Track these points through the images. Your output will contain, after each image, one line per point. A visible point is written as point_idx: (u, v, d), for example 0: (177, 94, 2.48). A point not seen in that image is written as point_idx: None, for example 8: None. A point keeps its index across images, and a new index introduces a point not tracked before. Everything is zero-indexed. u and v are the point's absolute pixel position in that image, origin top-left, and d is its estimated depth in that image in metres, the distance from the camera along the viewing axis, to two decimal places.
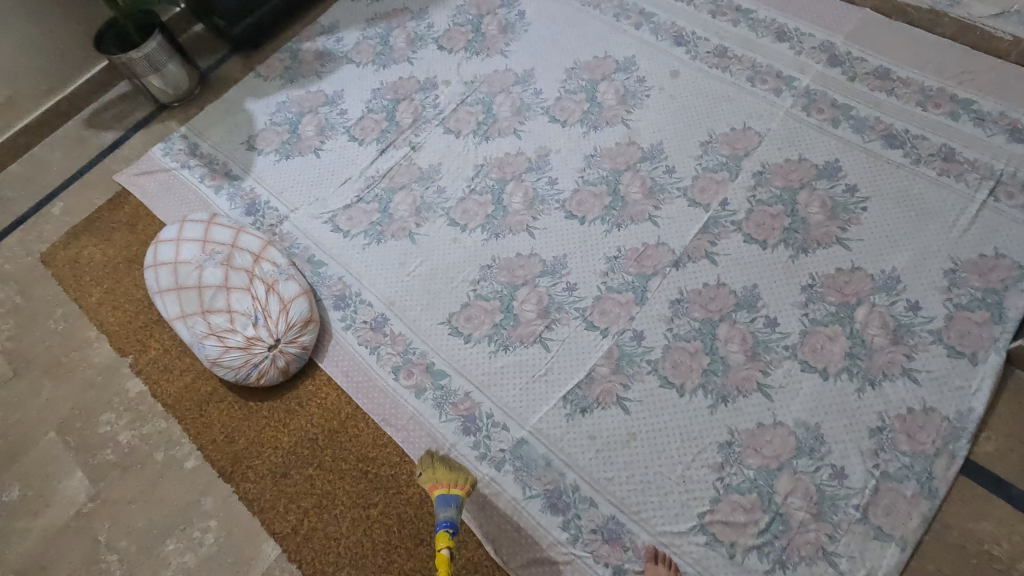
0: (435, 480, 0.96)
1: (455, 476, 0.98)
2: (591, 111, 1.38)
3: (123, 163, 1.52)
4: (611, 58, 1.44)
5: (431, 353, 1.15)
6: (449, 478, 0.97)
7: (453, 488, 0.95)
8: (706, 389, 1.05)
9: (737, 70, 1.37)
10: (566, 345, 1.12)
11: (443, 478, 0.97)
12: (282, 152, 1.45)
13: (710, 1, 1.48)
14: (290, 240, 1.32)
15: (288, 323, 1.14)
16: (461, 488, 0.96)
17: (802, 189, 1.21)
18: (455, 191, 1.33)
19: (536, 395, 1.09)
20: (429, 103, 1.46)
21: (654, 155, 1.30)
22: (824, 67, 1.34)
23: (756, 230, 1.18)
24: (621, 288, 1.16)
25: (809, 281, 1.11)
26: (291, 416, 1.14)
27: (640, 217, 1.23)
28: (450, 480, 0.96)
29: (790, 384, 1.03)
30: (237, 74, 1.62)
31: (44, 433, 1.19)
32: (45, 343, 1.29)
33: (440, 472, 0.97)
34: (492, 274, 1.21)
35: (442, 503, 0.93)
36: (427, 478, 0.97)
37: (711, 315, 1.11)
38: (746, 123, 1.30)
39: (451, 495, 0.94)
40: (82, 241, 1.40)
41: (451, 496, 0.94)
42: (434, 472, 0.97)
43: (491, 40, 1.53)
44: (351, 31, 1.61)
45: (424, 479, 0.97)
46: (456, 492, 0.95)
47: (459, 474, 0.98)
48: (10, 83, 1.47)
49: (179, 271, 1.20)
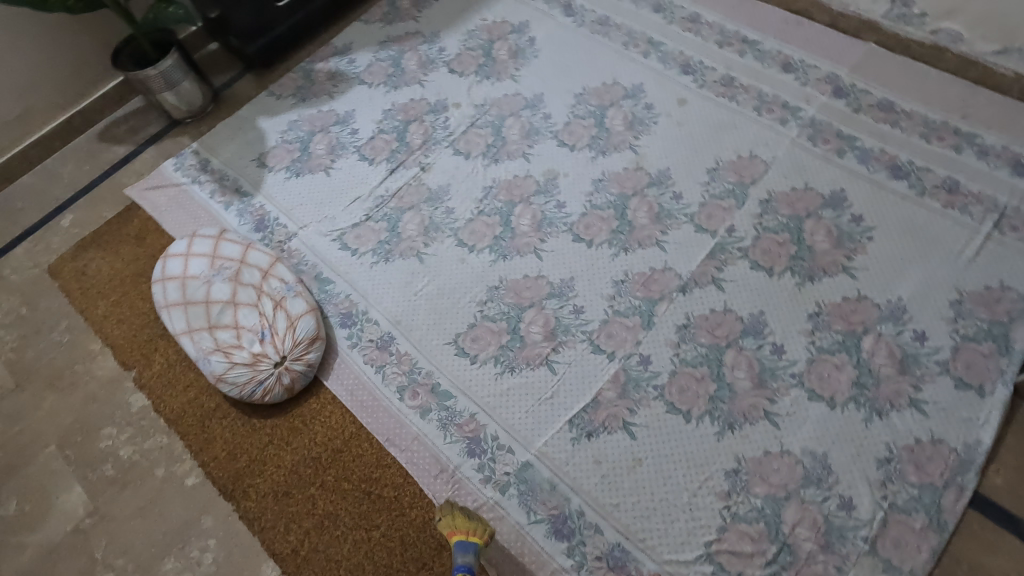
0: (454, 526, 0.94)
1: (473, 523, 0.96)
2: (599, 136, 1.40)
3: (134, 177, 1.53)
4: (619, 85, 1.47)
5: (436, 373, 1.15)
6: (467, 525, 0.95)
7: (471, 536, 0.93)
8: (713, 415, 1.04)
9: (744, 99, 1.40)
10: (572, 368, 1.12)
11: (462, 524, 0.95)
12: (293, 170, 1.46)
13: (717, 32, 1.51)
14: (298, 257, 1.33)
15: (294, 340, 1.14)
16: (479, 536, 0.94)
17: (808, 218, 1.22)
18: (464, 212, 1.34)
19: (542, 418, 1.08)
20: (440, 125, 1.48)
21: (661, 181, 1.31)
22: (829, 98, 1.36)
23: (763, 256, 1.19)
24: (628, 312, 1.16)
25: (816, 308, 1.12)
26: (295, 434, 1.13)
27: (648, 242, 1.24)
28: (469, 526, 0.95)
29: (797, 412, 1.03)
30: (250, 93, 1.64)
31: (44, 447, 1.18)
32: (49, 355, 1.29)
33: (459, 519, 0.96)
34: (499, 295, 1.22)
35: (459, 549, 0.91)
36: (445, 523, 0.95)
37: (717, 341, 1.11)
38: (753, 151, 1.32)
39: (469, 541, 0.93)
40: (90, 254, 1.40)
41: (469, 542, 0.92)
42: (452, 518, 0.96)
43: (501, 64, 1.56)
44: (364, 53, 1.64)
45: (442, 524, 0.95)
46: (474, 539, 0.93)
47: (477, 522, 0.96)
48: (25, 96, 1.49)
49: (187, 286, 1.20)
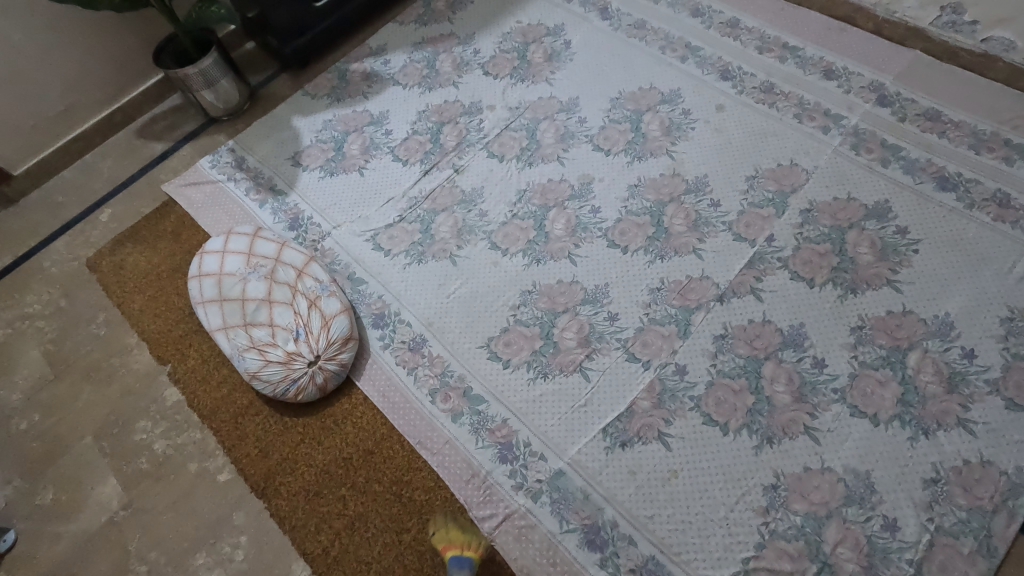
0: (449, 540, 0.98)
1: (468, 536, 0.99)
2: (635, 141, 1.38)
3: (171, 173, 1.55)
4: (656, 90, 1.45)
5: (469, 377, 1.14)
6: (462, 539, 0.99)
7: (466, 550, 0.97)
8: (751, 428, 1.02)
9: (784, 106, 1.37)
10: (606, 375, 1.11)
11: (458, 538, 0.98)
12: (326, 169, 1.47)
13: (757, 37, 1.48)
14: (331, 256, 1.33)
15: (328, 340, 1.14)
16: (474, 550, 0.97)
17: (850, 229, 1.19)
18: (498, 215, 1.33)
19: (575, 425, 1.07)
20: (474, 127, 1.47)
21: (699, 188, 1.29)
22: (873, 107, 1.33)
23: (804, 267, 1.16)
24: (663, 320, 1.15)
25: (858, 322, 1.09)
26: (326, 434, 1.13)
27: (684, 249, 1.22)
28: (463, 541, 0.98)
29: (839, 428, 1.00)
30: (286, 92, 1.65)
31: (81, 438, 1.20)
32: (86, 347, 1.31)
33: (453, 533, 0.99)
34: (533, 300, 1.21)
35: (454, 564, 0.95)
36: (440, 538, 0.99)
37: (756, 352, 1.09)
38: (794, 159, 1.29)
39: (464, 555, 0.96)
40: (127, 248, 1.42)
41: (464, 557, 0.95)
42: (447, 532, 1.00)
43: (536, 67, 1.55)
44: (399, 54, 1.64)
45: (438, 538, 0.99)
46: (469, 553, 0.96)
47: (472, 536, 0.99)
48: (69, 93, 1.52)
49: (223, 283, 1.21)
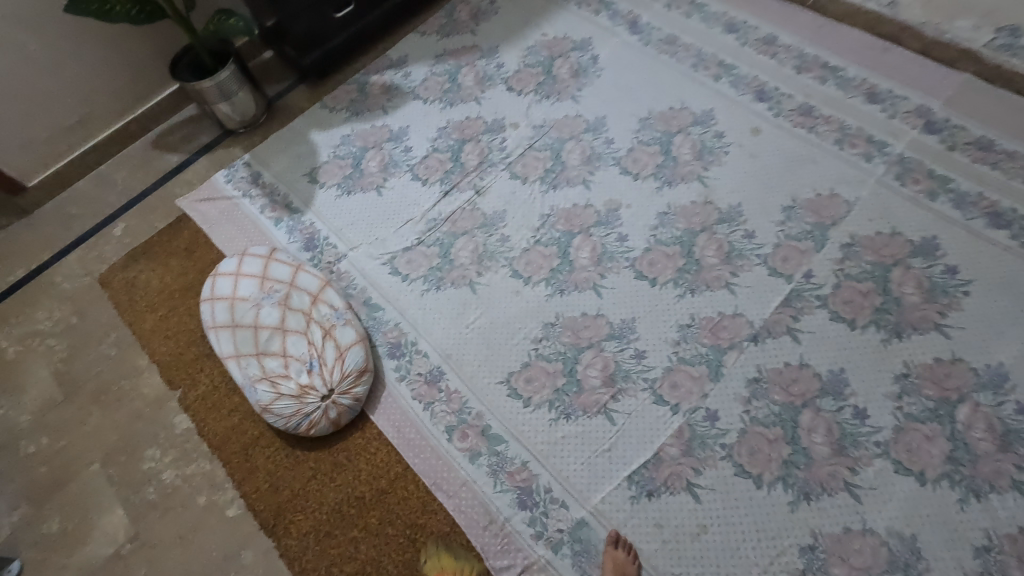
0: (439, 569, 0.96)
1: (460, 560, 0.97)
2: (665, 165, 1.32)
3: (185, 187, 1.51)
4: (688, 110, 1.38)
5: (487, 414, 1.10)
6: (454, 565, 0.96)
7: None
8: (786, 482, 0.97)
9: (824, 130, 1.30)
10: (632, 419, 1.05)
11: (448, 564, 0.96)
12: (343, 187, 1.42)
13: (796, 56, 1.41)
14: (347, 280, 1.29)
15: (342, 373, 1.09)
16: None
17: (895, 266, 1.12)
18: (520, 240, 1.28)
19: (599, 472, 1.02)
20: (496, 145, 1.42)
21: (732, 217, 1.23)
22: (920, 134, 1.26)
23: (844, 307, 1.10)
24: (693, 360, 1.09)
25: (903, 369, 1.03)
26: (339, 470, 1.09)
27: (716, 283, 1.16)
28: (455, 567, 0.96)
29: (881, 486, 0.94)
30: (303, 104, 1.61)
31: (88, 464, 1.17)
32: (96, 368, 1.28)
33: (445, 559, 0.97)
34: (555, 333, 1.16)
35: None
36: (431, 566, 0.97)
37: (792, 399, 1.03)
38: (834, 189, 1.22)
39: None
40: (139, 264, 1.39)
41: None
42: (438, 559, 0.97)
43: (562, 83, 1.49)
44: (420, 67, 1.59)
45: (429, 566, 0.97)
46: None
47: (464, 562, 0.97)
48: (85, 103, 1.50)
49: (235, 308, 1.17)
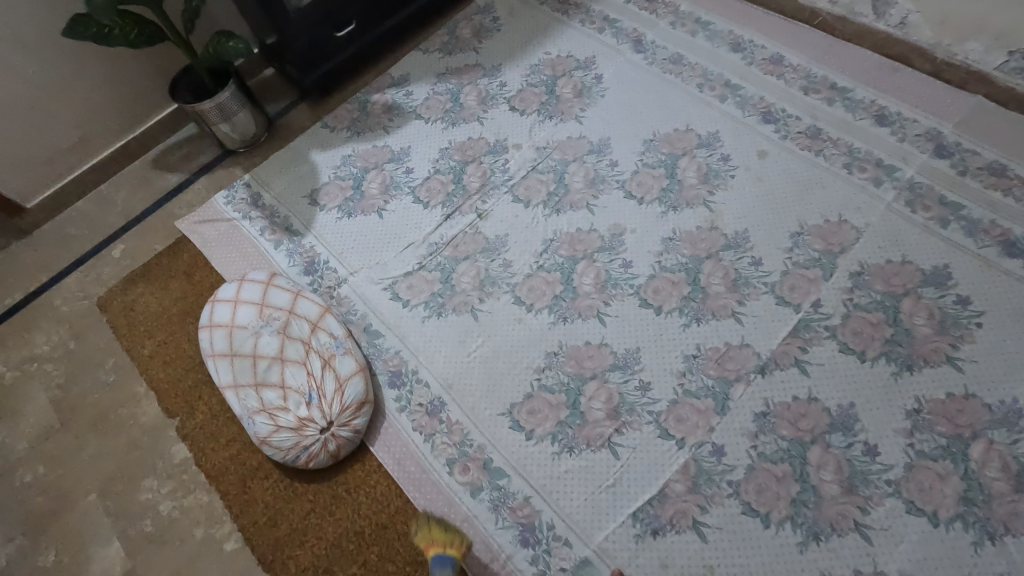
0: (429, 539, 0.96)
1: (450, 534, 0.98)
2: (670, 189, 1.30)
3: (185, 207, 1.50)
4: (693, 132, 1.36)
5: (489, 447, 1.08)
6: (444, 537, 0.97)
7: (448, 549, 0.96)
8: (795, 521, 0.95)
9: (833, 154, 1.28)
10: (637, 453, 1.03)
11: (438, 536, 0.97)
12: (344, 209, 1.41)
13: (803, 76, 1.39)
14: (347, 305, 1.27)
15: (342, 405, 1.08)
16: (456, 549, 0.96)
17: (906, 296, 1.10)
18: (523, 266, 1.26)
19: (603, 509, 1.00)
20: (498, 167, 1.40)
21: (738, 243, 1.21)
22: (930, 158, 1.23)
23: (854, 338, 1.08)
24: (699, 393, 1.07)
25: (915, 405, 1.00)
26: (338, 503, 1.07)
27: (723, 312, 1.14)
28: (446, 539, 0.97)
29: (893, 526, 0.92)
30: (304, 122, 1.60)
31: (85, 494, 1.15)
32: (94, 395, 1.26)
33: (435, 531, 0.98)
34: (559, 363, 1.14)
35: (437, 563, 0.94)
36: (422, 537, 0.97)
37: (801, 435, 1.01)
38: (842, 215, 1.20)
39: (447, 554, 0.95)
40: (138, 288, 1.38)
41: (440, 560, 0.94)
42: (429, 530, 0.98)
43: (565, 103, 1.47)
44: (422, 85, 1.58)
45: (419, 537, 0.97)
46: (451, 552, 0.95)
47: (454, 534, 0.98)
48: (84, 123, 1.48)
49: (234, 336, 1.16)
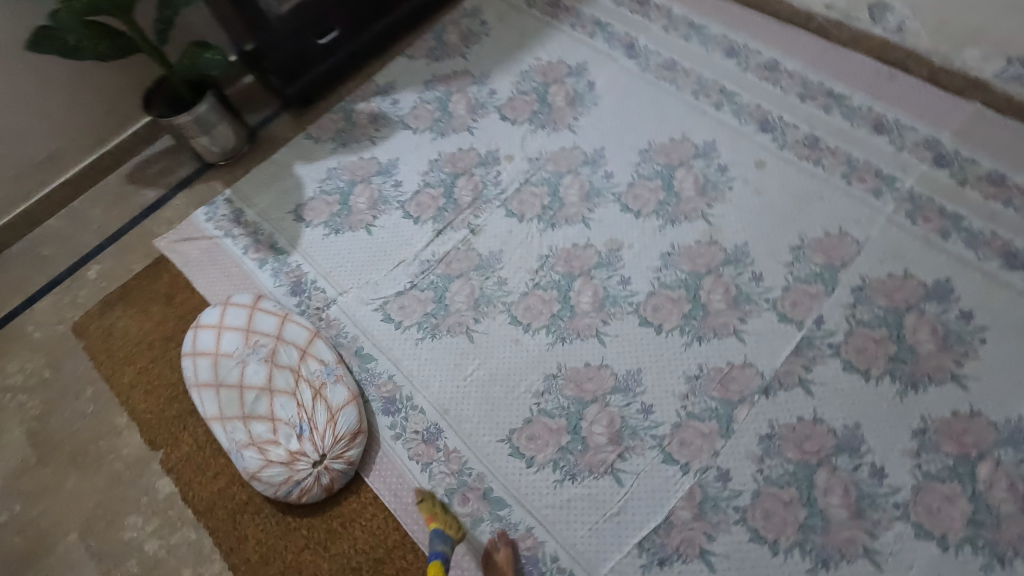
0: (433, 513, 1.00)
1: (450, 516, 1.01)
2: (667, 202, 1.27)
3: (163, 225, 1.44)
4: (689, 141, 1.33)
5: (489, 476, 1.05)
6: (446, 516, 1.00)
7: (449, 529, 0.99)
8: (804, 548, 0.93)
9: (831, 164, 1.26)
10: (641, 480, 1.01)
11: (441, 513, 1.00)
12: (331, 226, 1.36)
13: (799, 83, 1.37)
14: (337, 328, 1.23)
15: (334, 437, 1.04)
16: (454, 530, 0.99)
17: (908, 312, 1.08)
18: (518, 284, 1.22)
19: (608, 539, 0.97)
20: (490, 179, 1.36)
21: (738, 258, 1.18)
22: (929, 167, 1.22)
23: (857, 356, 1.06)
24: (703, 415, 1.05)
25: (921, 424, 0.99)
26: (333, 538, 1.03)
27: (724, 330, 1.11)
28: (448, 519, 1.00)
29: (902, 551, 0.91)
30: (287, 133, 1.54)
31: (66, 533, 1.10)
32: (72, 427, 1.20)
33: (439, 507, 1.01)
34: (558, 386, 1.11)
35: (438, 537, 0.97)
36: (426, 508, 1.00)
37: (807, 457, 0.99)
38: (843, 227, 1.18)
39: (445, 531, 0.98)
40: (116, 311, 1.32)
41: (439, 532, 0.97)
42: (433, 505, 1.01)
43: (558, 112, 1.43)
44: (409, 93, 1.52)
45: (423, 508, 1.01)
46: (451, 533, 0.98)
47: (455, 518, 1.01)
48: (53, 139, 1.41)
49: (219, 365, 1.12)
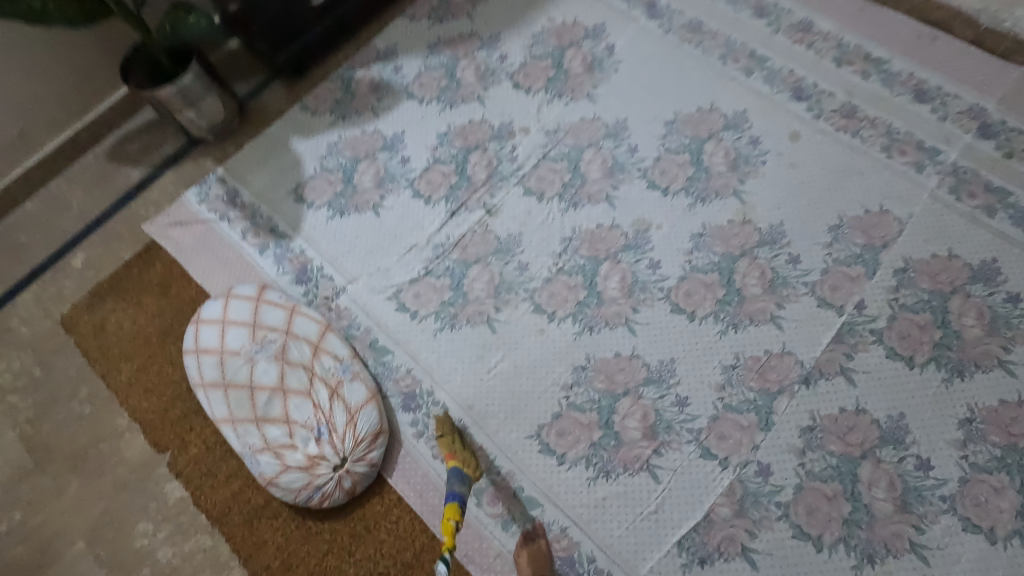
0: (452, 450, 0.96)
1: (469, 455, 0.98)
2: (696, 178, 1.19)
3: (152, 208, 1.33)
4: (718, 111, 1.24)
5: (519, 475, 1.00)
6: (464, 456, 0.97)
7: (466, 467, 0.95)
8: (848, 544, 0.91)
9: (870, 135, 1.18)
10: (678, 476, 0.97)
11: (459, 450, 0.97)
12: (335, 207, 1.26)
13: (835, 46, 1.27)
14: (348, 318, 1.15)
15: (355, 439, 0.98)
16: (473, 469, 0.96)
17: (954, 295, 1.03)
18: (540, 269, 1.15)
19: (646, 538, 0.94)
20: (505, 154, 1.27)
21: (774, 239, 1.12)
22: (974, 139, 1.15)
23: (901, 342, 1.01)
24: (741, 407, 1.00)
25: (967, 414, 0.96)
26: (357, 542, 0.99)
27: (761, 316, 1.06)
28: (466, 458, 0.96)
29: (949, 545, 0.89)
30: (280, 104, 1.42)
31: (72, 543, 1.04)
32: (69, 430, 1.13)
33: (457, 445, 0.98)
34: (588, 378, 1.05)
35: (455, 474, 0.93)
36: (445, 445, 0.97)
37: (850, 450, 0.96)
38: (884, 205, 1.12)
39: (463, 470, 0.95)
40: (107, 304, 1.23)
41: (457, 469, 0.93)
42: (452, 442, 0.98)
43: (575, 79, 1.32)
44: (412, 59, 1.40)
45: (442, 445, 0.98)
46: (468, 471, 0.95)
47: (473, 459, 0.97)
48: (23, 115, 1.29)
49: (226, 364, 1.04)
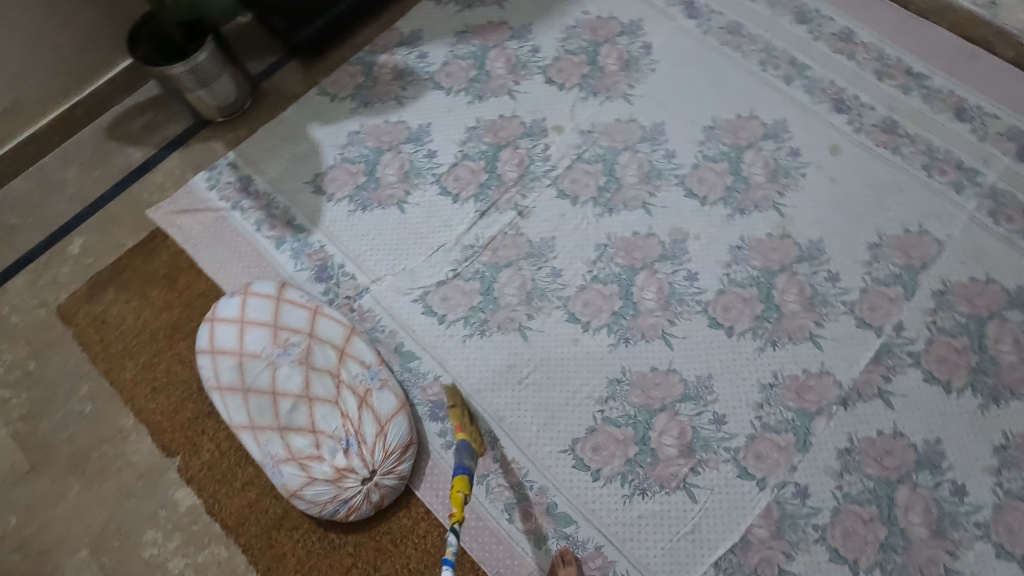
0: (463, 423, 0.95)
1: (476, 431, 0.97)
2: (735, 188, 1.16)
3: (156, 192, 1.25)
4: (757, 119, 1.21)
5: (552, 490, 0.98)
6: (472, 430, 0.96)
7: (473, 442, 0.95)
8: (884, 568, 0.90)
9: (910, 152, 1.16)
10: (715, 496, 0.96)
11: (469, 426, 0.96)
12: (357, 201, 1.20)
13: (875, 57, 1.25)
14: (372, 321, 1.10)
15: (385, 450, 0.93)
16: (479, 446, 0.96)
17: (990, 319, 1.03)
18: (574, 276, 1.11)
19: (682, 558, 0.93)
20: (538, 153, 1.22)
21: (813, 255, 1.10)
22: (1012, 161, 1.14)
23: (938, 366, 1.01)
24: (779, 427, 0.99)
25: (1002, 440, 0.96)
26: (383, 557, 0.95)
27: (799, 334, 1.04)
28: (474, 433, 0.96)
29: (984, 571, 0.89)
30: (295, 87, 1.33)
31: (73, 551, 0.98)
32: (68, 429, 1.06)
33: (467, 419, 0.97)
34: (623, 392, 1.03)
35: (464, 447, 0.92)
36: (455, 416, 0.96)
37: (887, 473, 0.95)
38: (923, 225, 1.11)
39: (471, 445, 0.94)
40: (109, 295, 1.15)
41: (465, 443, 0.92)
42: (462, 415, 0.97)
43: (611, 77, 1.28)
44: (438, 46, 1.34)
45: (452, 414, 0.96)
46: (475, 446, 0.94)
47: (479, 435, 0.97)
48: (16, 84, 1.18)
49: (246, 367, 0.99)
